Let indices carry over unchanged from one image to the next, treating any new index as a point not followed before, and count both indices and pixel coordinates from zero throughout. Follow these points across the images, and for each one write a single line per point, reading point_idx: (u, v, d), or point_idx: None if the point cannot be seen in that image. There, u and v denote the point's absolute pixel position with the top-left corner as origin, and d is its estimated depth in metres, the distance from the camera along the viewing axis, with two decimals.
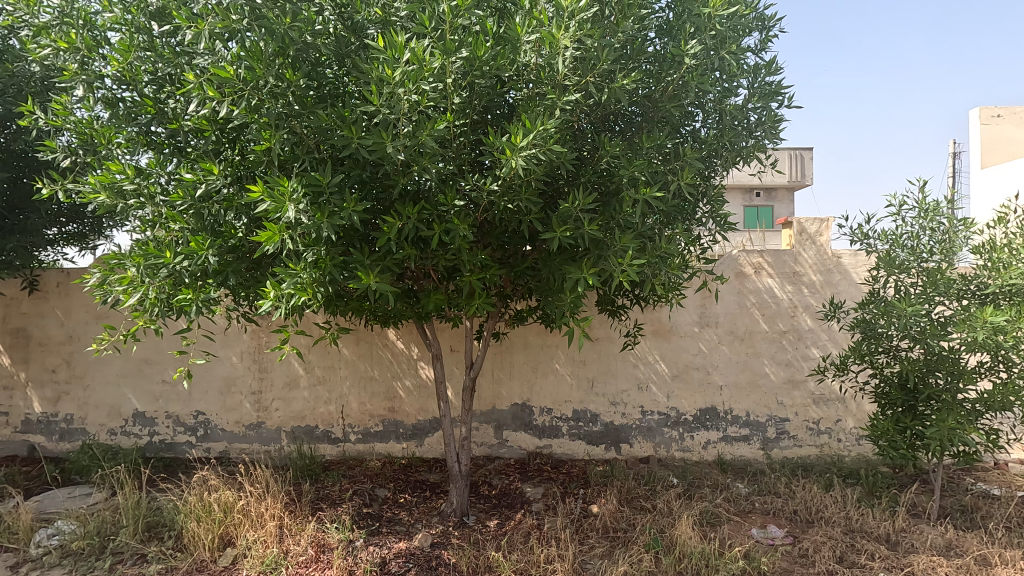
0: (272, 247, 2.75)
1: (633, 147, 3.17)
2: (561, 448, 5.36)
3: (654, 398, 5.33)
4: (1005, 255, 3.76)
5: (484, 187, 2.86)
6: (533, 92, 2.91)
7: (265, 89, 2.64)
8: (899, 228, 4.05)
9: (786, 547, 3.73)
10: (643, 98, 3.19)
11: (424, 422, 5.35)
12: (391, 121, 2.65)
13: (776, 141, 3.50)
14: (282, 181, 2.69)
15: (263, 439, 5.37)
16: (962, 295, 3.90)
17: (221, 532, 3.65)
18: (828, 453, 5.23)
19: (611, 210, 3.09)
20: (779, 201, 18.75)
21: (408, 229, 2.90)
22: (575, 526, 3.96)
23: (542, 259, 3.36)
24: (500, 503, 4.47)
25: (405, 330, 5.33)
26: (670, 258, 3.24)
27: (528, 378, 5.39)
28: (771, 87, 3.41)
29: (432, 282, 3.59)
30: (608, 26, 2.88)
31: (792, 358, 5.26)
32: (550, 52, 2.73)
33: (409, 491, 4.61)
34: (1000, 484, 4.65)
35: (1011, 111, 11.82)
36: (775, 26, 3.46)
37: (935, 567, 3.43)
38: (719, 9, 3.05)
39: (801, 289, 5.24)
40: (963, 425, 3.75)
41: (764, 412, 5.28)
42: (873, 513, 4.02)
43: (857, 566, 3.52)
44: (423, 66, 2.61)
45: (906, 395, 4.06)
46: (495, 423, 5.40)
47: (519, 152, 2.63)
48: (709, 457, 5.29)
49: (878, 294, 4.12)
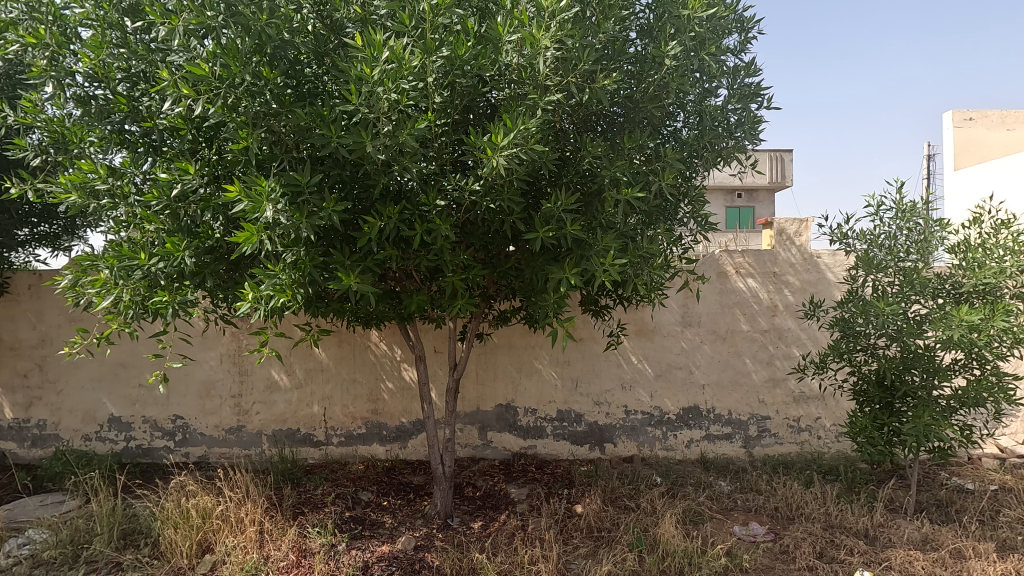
0: (250, 248, 2.68)
1: (615, 147, 3.18)
2: (546, 448, 5.36)
3: (638, 397, 5.36)
4: (980, 255, 3.86)
5: (466, 187, 2.85)
6: (515, 92, 2.89)
7: (241, 87, 2.62)
8: (877, 229, 4.11)
9: (767, 544, 3.76)
10: (625, 99, 3.21)
11: (408, 424, 5.32)
12: (370, 120, 2.64)
13: (756, 142, 3.54)
14: (259, 181, 2.64)
15: (243, 443, 5.29)
16: (938, 294, 3.97)
17: (199, 539, 3.58)
18: (807, 450, 5.31)
19: (593, 211, 3.11)
20: (760, 202, 18.98)
21: (389, 229, 2.85)
22: (559, 526, 3.95)
23: (525, 260, 3.37)
24: (485, 504, 4.45)
25: (388, 331, 5.28)
26: (653, 258, 3.26)
27: (512, 379, 5.39)
28: (750, 89, 3.46)
29: (414, 282, 3.53)
30: (589, 27, 2.89)
31: (773, 357, 5.32)
32: (531, 52, 2.72)
33: (393, 494, 4.57)
34: (974, 479, 4.75)
35: (983, 114, 11.74)
36: (753, 27, 3.49)
37: (912, 561, 3.48)
38: (698, 11, 3.07)
39: (782, 288, 5.31)
40: (939, 421, 3.84)
41: (746, 411, 5.34)
42: (852, 509, 4.06)
43: (836, 562, 3.56)
44: (402, 65, 2.58)
45: (885, 393, 4.14)
46: (480, 424, 5.39)
47: (500, 152, 2.64)
48: (692, 455, 5.34)
49: (857, 293, 4.19)
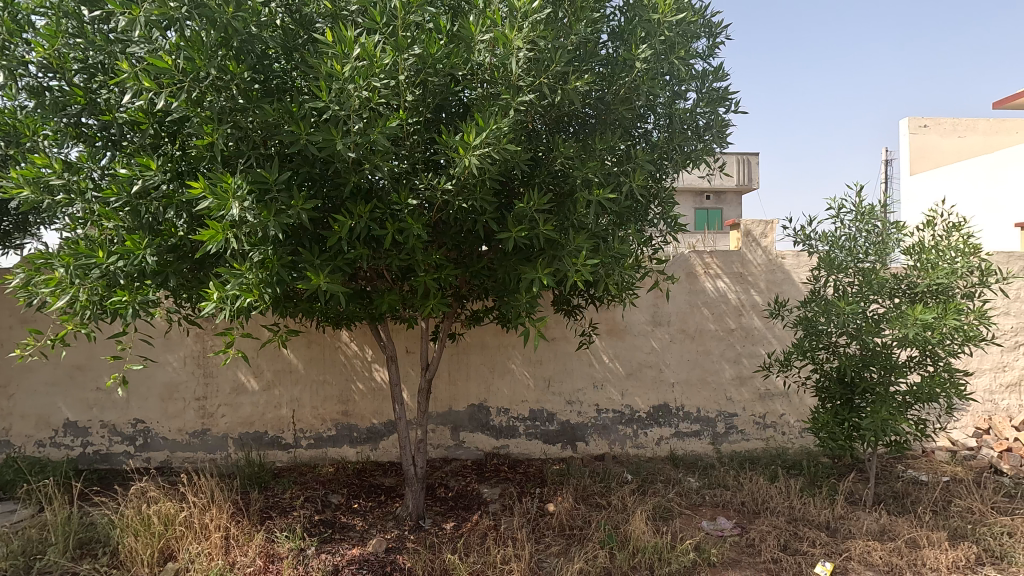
0: (215, 246, 2.61)
1: (587, 148, 3.21)
2: (518, 448, 5.37)
3: (610, 396, 5.42)
4: (934, 256, 4.02)
5: (438, 186, 2.83)
6: (487, 92, 2.89)
7: (206, 81, 2.54)
8: (838, 230, 4.25)
9: (734, 538, 3.84)
10: (597, 100, 3.24)
11: (379, 425, 5.26)
12: (340, 117, 2.60)
13: (723, 145, 3.63)
14: (225, 178, 2.58)
15: (208, 447, 5.15)
16: (895, 293, 4.13)
17: (161, 546, 3.47)
18: (772, 446, 5.46)
19: (565, 211, 3.13)
20: (728, 204, 19.41)
21: (360, 228, 2.81)
22: (531, 526, 3.96)
23: (498, 259, 3.37)
24: (457, 504, 4.43)
25: (359, 332, 5.21)
26: (624, 258, 3.30)
27: (485, 379, 5.38)
28: (718, 93, 3.53)
29: (385, 282, 3.49)
30: (561, 28, 2.91)
31: (740, 355, 5.45)
32: (504, 52, 2.73)
33: (364, 496, 4.52)
34: (927, 471, 4.96)
35: (937, 121, 12.15)
36: (721, 33, 3.56)
37: (870, 551, 3.61)
38: (668, 15, 3.11)
39: (748, 288, 5.44)
40: (896, 416, 3.99)
41: (714, 408, 5.46)
42: (814, 502, 4.19)
43: (799, 553, 3.67)
44: (374, 62, 2.55)
45: (845, 389, 4.29)
46: (452, 425, 5.36)
47: (473, 151, 2.65)
48: (662, 453, 5.43)
49: (819, 293, 4.33)
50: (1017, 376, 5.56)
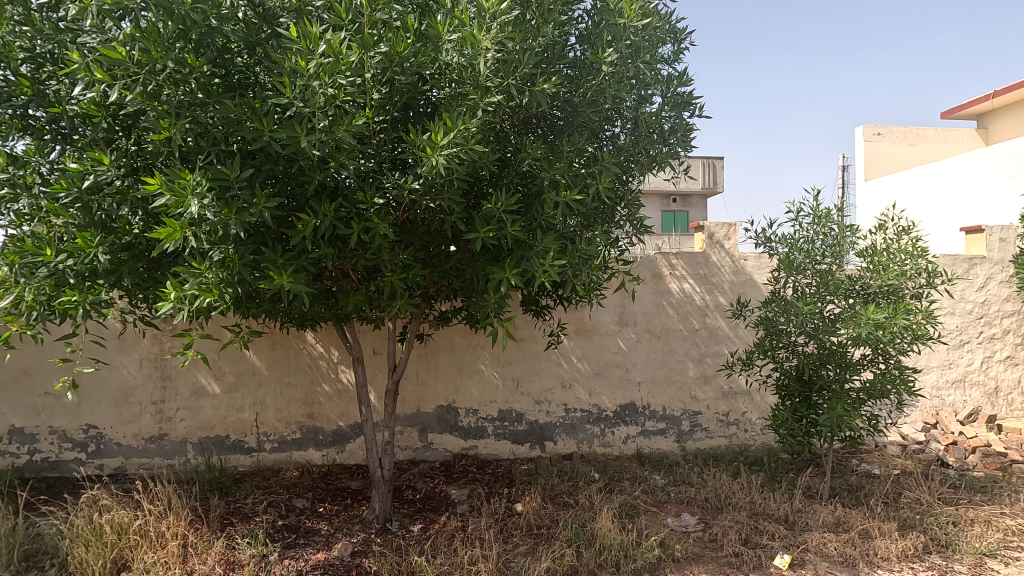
0: (172, 244, 2.53)
1: (555, 150, 3.24)
2: (487, 448, 5.37)
3: (578, 396, 5.47)
4: (885, 258, 4.20)
5: (406, 185, 2.81)
6: (455, 92, 2.88)
7: (164, 74, 2.46)
8: (797, 233, 4.39)
9: (698, 534, 3.93)
10: (565, 102, 3.28)
11: (345, 428, 5.18)
12: (305, 115, 2.55)
13: (687, 149, 3.71)
14: (183, 175, 2.50)
15: (165, 452, 4.98)
16: (849, 294, 4.30)
17: (114, 556, 3.34)
18: (735, 443, 5.60)
19: (533, 212, 3.15)
20: (693, 207, 19.83)
21: (325, 227, 2.76)
22: (499, 526, 3.97)
23: (466, 260, 3.36)
24: (425, 506, 4.40)
25: (325, 332, 5.13)
26: (591, 259, 3.34)
27: (453, 380, 5.36)
28: (683, 97, 3.61)
29: (351, 282, 3.44)
30: (529, 30, 2.94)
31: (704, 355, 5.58)
32: (472, 52, 2.74)
33: (330, 500, 4.44)
34: (880, 464, 5.17)
35: (889, 129, 12.64)
36: (686, 39, 3.64)
37: (826, 543, 3.74)
38: (634, 20, 3.16)
39: (712, 289, 5.58)
40: (850, 412, 4.15)
41: (679, 406, 5.57)
42: (773, 496, 4.32)
43: (759, 547, 3.77)
44: (340, 60, 2.51)
45: (804, 387, 4.44)
46: (420, 426, 5.32)
47: (440, 151, 2.64)
48: (629, 451, 5.50)
49: (779, 294, 4.47)
50: (962, 373, 5.86)
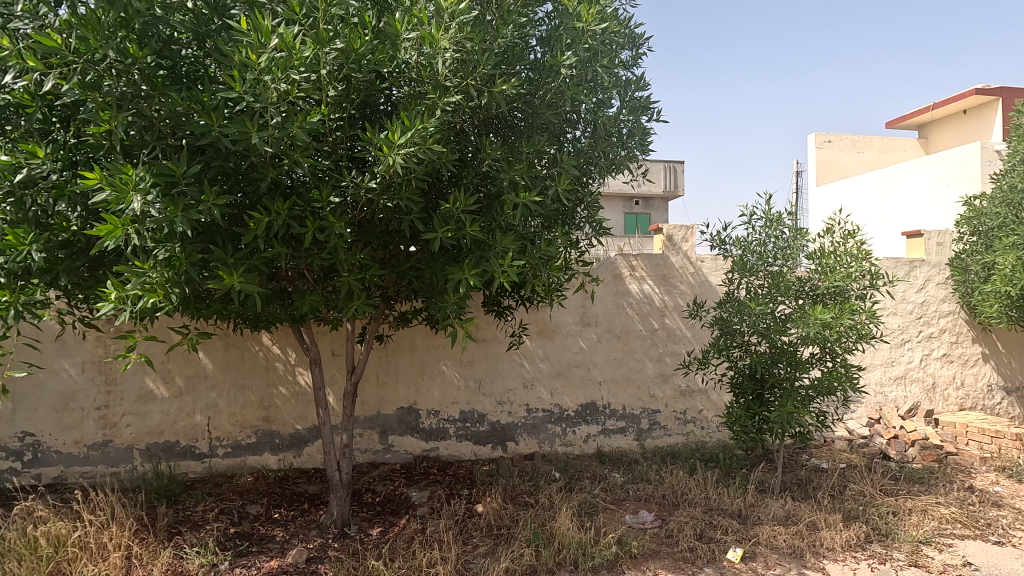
0: (113, 242, 2.41)
1: (514, 151, 3.25)
2: (448, 450, 5.33)
3: (539, 396, 5.50)
4: (832, 261, 4.37)
5: (363, 184, 2.77)
6: (414, 91, 2.86)
7: (103, 64, 2.36)
8: (750, 236, 4.53)
9: (654, 530, 4.00)
10: (525, 104, 3.30)
11: (303, 431, 5.07)
12: (256, 110, 2.49)
13: (646, 152, 3.77)
14: (126, 170, 2.39)
15: (109, 460, 4.75)
16: (799, 295, 4.46)
17: (50, 570, 3.17)
18: (692, 440, 5.74)
19: (493, 213, 3.15)
20: (655, 209, 20.23)
21: (277, 226, 2.69)
22: (459, 527, 3.95)
23: (425, 260, 3.34)
24: (384, 509, 4.34)
25: (281, 333, 5.01)
26: (550, 260, 3.36)
27: (414, 381, 5.31)
28: (641, 102, 3.67)
29: (307, 282, 3.37)
30: (489, 30, 2.95)
31: (662, 354, 5.69)
32: (430, 51, 2.72)
33: (286, 505, 4.33)
34: (828, 459, 5.38)
35: (839, 137, 13.16)
36: (644, 44, 3.70)
37: (776, 536, 3.87)
38: (591, 24, 3.21)
39: (670, 290, 5.70)
40: (799, 409, 4.31)
41: (638, 405, 5.66)
42: (727, 492, 4.45)
43: (713, 541, 3.87)
44: (293, 55, 2.47)
45: (756, 385, 4.58)
46: (380, 428, 5.25)
47: (397, 149, 2.62)
48: (590, 450, 5.57)
49: (733, 294, 4.61)
50: (903, 370, 6.17)
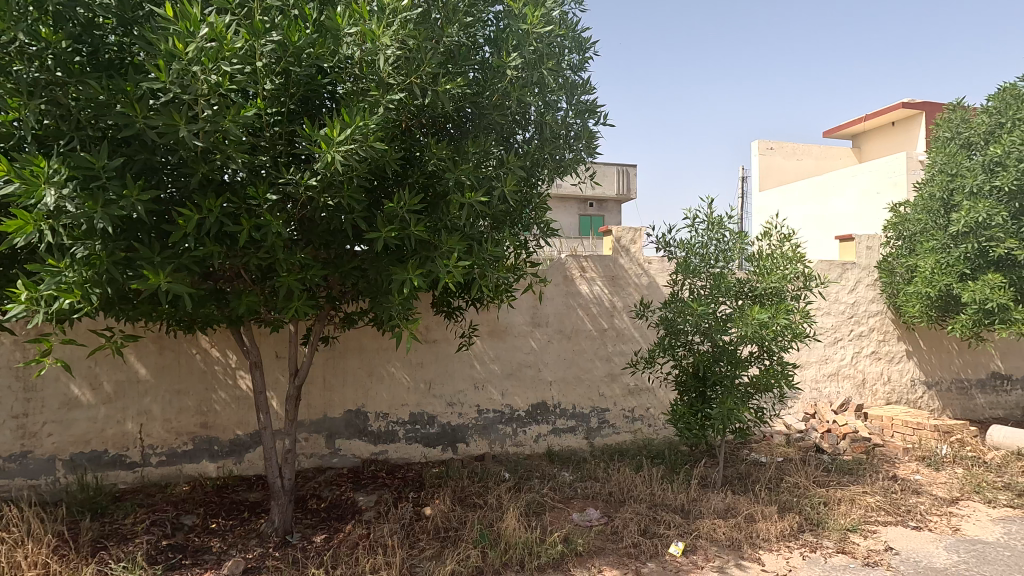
0: (23, 239, 2.29)
1: (461, 151, 3.24)
2: (397, 452, 5.25)
3: (490, 396, 5.49)
4: (769, 263, 4.55)
5: (302, 181, 2.69)
6: (357, 88, 2.80)
7: (12, 47, 2.24)
8: (693, 238, 4.67)
9: (601, 527, 4.07)
10: (472, 104, 3.27)
11: (244, 437, 4.88)
12: (184, 102, 2.36)
13: (593, 156, 3.83)
14: (36, 161, 2.26)
15: (28, 472, 4.42)
16: (739, 296, 4.64)
17: None
18: (639, 438, 5.87)
19: (439, 213, 3.13)
20: (608, 212, 20.60)
21: (209, 224, 2.58)
22: (406, 531, 3.89)
23: (370, 260, 3.27)
24: (329, 515, 4.23)
25: (221, 335, 4.81)
26: (498, 261, 3.36)
27: (362, 383, 5.21)
28: (587, 105, 3.72)
29: (246, 283, 3.24)
30: (434, 29, 2.92)
31: (611, 354, 5.80)
32: (371, 47, 2.67)
33: (224, 515, 4.15)
34: (766, 453, 5.62)
35: (780, 145, 13.76)
36: (590, 48, 3.75)
37: (716, 529, 4.01)
38: (536, 26, 3.23)
39: (619, 291, 5.82)
40: (739, 406, 4.48)
41: (588, 404, 5.75)
42: (671, 488, 4.57)
43: (657, 536, 3.97)
44: (224, 45, 2.39)
45: (699, 382, 4.74)
46: (327, 432, 5.12)
47: (337, 147, 2.56)
48: (540, 450, 5.60)
49: (677, 295, 4.74)
50: (835, 366, 6.51)
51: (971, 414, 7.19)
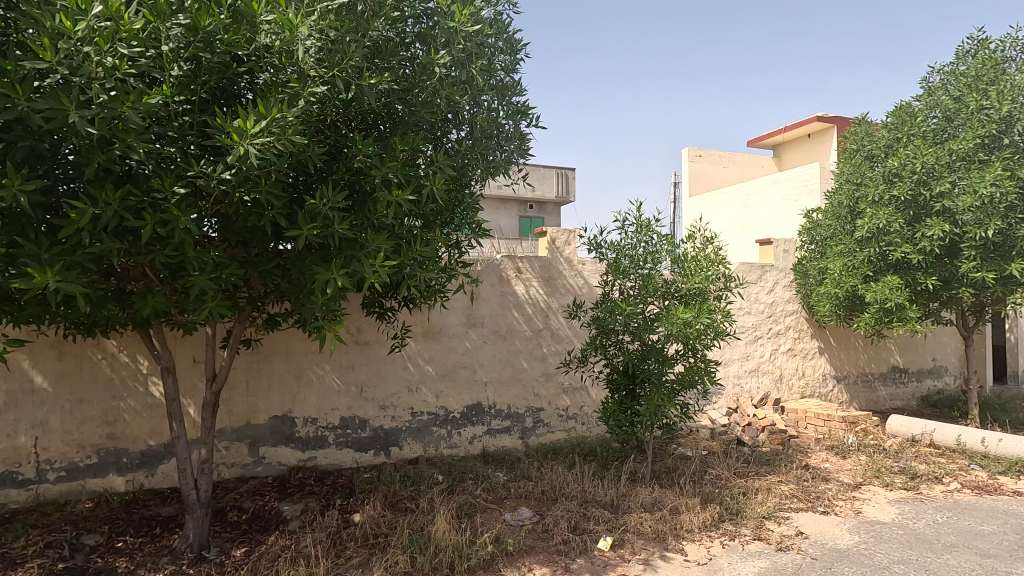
0: None
1: (389, 148, 3.17)
2: (327, 459, 5.07)
3: (424, 398, 5.41)
4: (694, 264, 4.74)
5: (214, 174, 2.54)
6: (276, 78, 2.69)
7: None
8: (623, 240, 4.80)
9: (532, 526, 4.09)
10: (400, 100, 3.22)
11: (156, 447, 4.56)
12: (76, 85, 2.20)
13: (524, 157, 3.85)
14: None
15: None
16: (665, 296, 4.80)
17: None
18: (573, 436, 5.96)
19: (365, 210, 3.04)
20: (547, 214, 20.88)
21: (108, 218, 2.38)
22: (332, 540, 3.76)
23: (293, 259, 3.14)
24: (251, 527, 4.02)
25: (130, 339, 4.47)
26: (427, 261, 3.30)
27: (289, 388, 4.99)
28: (518, 107, 3.75)
29: (154, 282, 3.02)
30: (358, 22, 2.85)
31: (545, 353, 5.86)
32: (288, 36, 2.58)
33: (132, 532, 3.86)
34: (692, 446, 5.85)
35: (708, 152, 14.40)
36: (521, 50, 3.78)
37: (642, 522, 4.13)
38: (464, 25, 3.21)
39: (553, 292, 5.89)
40: (665, 402, 4.64)
41: (523, 404, 5.77)
42: (601, 484, 4.67)
43: (586, 532, 4.04)
44: (121, 25, 2.25)
45: (629, 380, 4.87)
46: (250, 440, 4.87)
47: (251, 139, 2.43)
48: (475, 451, 5.57)
49: (608, 295, 4.86)
50: (756, 363, 6.89)
51: (874, 405, 7.80)
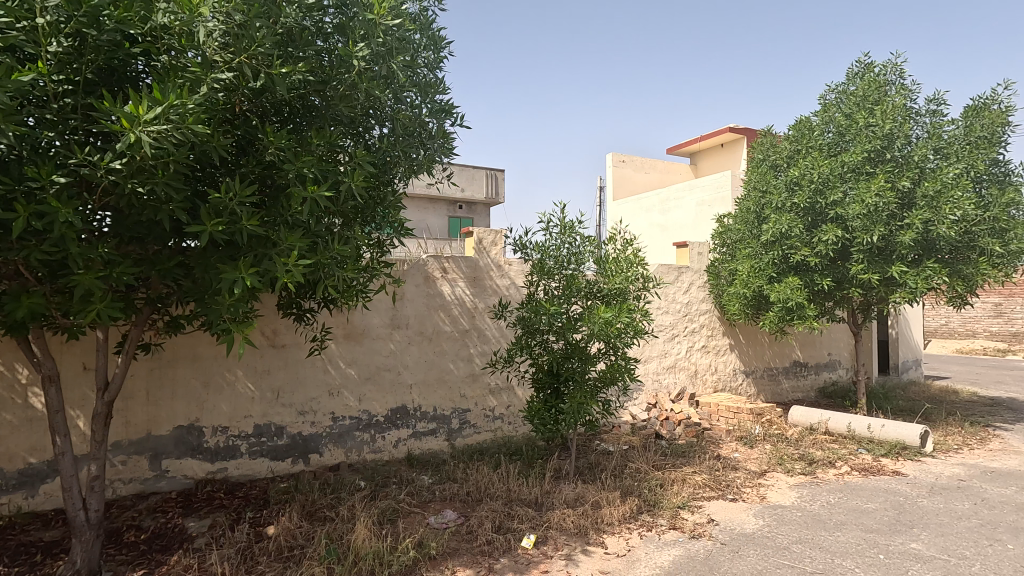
0: None
1: (304, 141, 3.02)
2: (239, 469, 4.78)
3: (346, 403, 5.23)
4: (614, 265, 4.89)
5: (101, 163, 2.32)
6: (176, 62, 2.50)
7: None
8: (547, 241, 4.87)
9: (456, 528, 4.06)
10: (317, 92, 3.09)
11: (38, 464, 4.11)
12: None
13: (448, 156, 3.82)
14: None
15: None
16: (588, 296, 4.92)
17: None
18: (499, 436, 5.98)
19: (278, 206, 2.88)
20: (477, 214, 20.87)
21: None
22: (242, 555, 3.54)
23: (198, 256, 2.92)
24: (150, 547, 3.70)
25: (5, 345, 4.00)
26: (346, 260, 3.19)
27: (196, 395, 4.66)
28: (442, 105, 3.70)
29: (31, 281, 2.71)
30: (269, 7, 2.70)
31: (471, 354, 5.84)
32: (188, 16, 2.42)
33: (6, 561, 3.45)
34: (614, 442, 6.05)
35: (631, 157, 14.94)
36: (445, 48, 3.74)
37: (565, 518, 4.21)
38: (384, 18, 3.13)
39: (479, 292, 5.88)
40: (587, 400, 4.75)
41: (449, 405, 5.72)
42: (526, 482, 4.72)
43: (510, 531, 4.06)
44: None
45: (553, 379, 4.95)
46: (151, 452, 4.49)
47: (145, 126, 2.23)
48: (399, 455, 5.45)
49: (532, 296, 4.91)
50: (673, 360, 7.23)
51: (778, 396, 8.40)
